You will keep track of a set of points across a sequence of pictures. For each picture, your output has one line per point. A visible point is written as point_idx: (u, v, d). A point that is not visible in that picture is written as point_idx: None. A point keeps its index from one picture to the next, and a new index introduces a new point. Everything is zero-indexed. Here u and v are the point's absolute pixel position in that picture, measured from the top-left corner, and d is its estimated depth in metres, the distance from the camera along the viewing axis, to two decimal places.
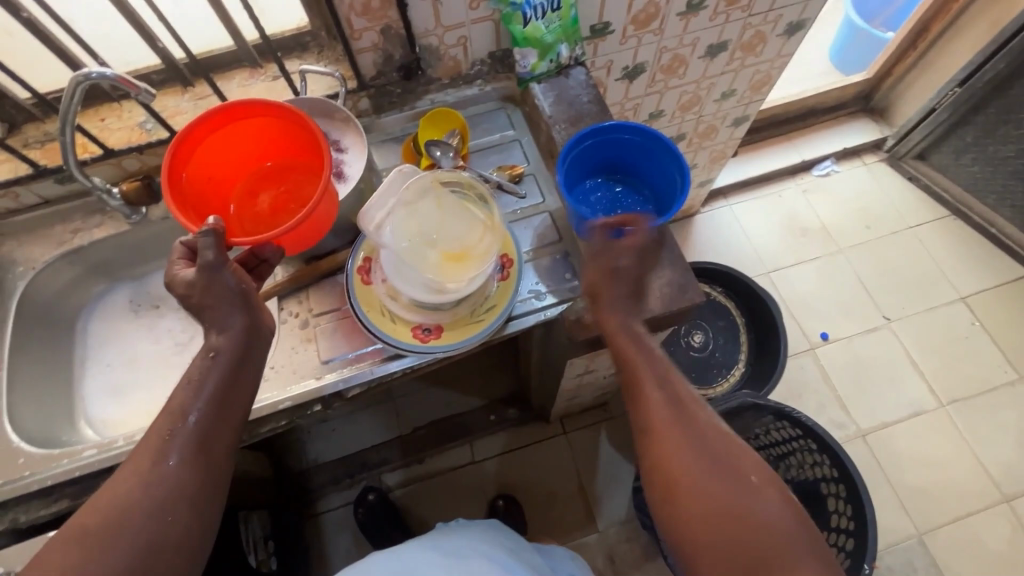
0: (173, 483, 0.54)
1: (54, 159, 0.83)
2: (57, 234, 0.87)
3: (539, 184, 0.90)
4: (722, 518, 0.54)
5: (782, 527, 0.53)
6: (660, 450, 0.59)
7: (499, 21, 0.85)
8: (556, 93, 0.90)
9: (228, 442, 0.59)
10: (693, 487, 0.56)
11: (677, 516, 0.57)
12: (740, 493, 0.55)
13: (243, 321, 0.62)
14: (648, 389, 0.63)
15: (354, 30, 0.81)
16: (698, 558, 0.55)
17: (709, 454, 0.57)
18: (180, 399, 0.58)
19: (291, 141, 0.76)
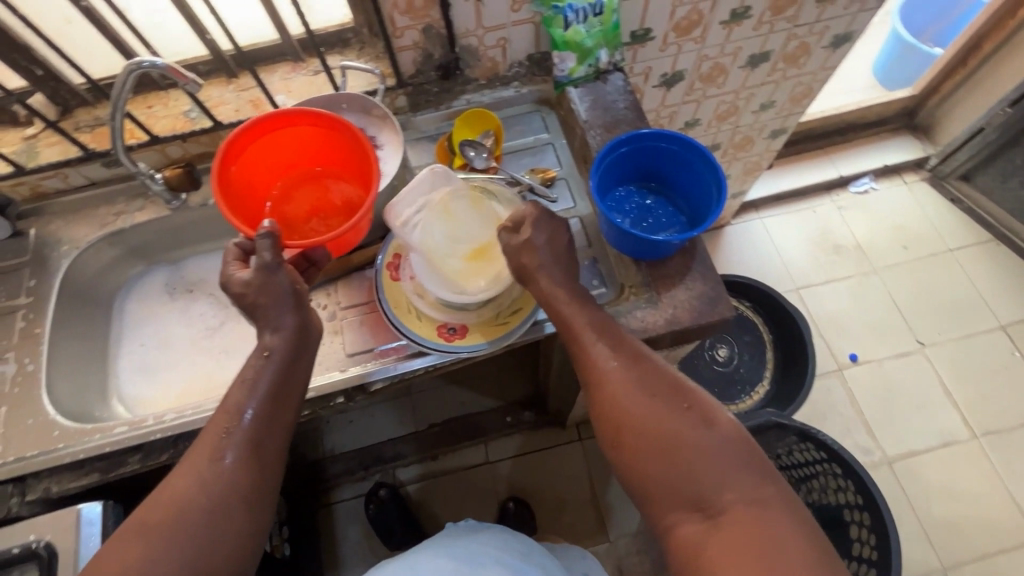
0: (229, 482, 0.56)
1: (103, 143, 0.86)
2: (100, 216, 0.90)
3: (571, 189, 0.90)
4: (665, 449, 0.58)
5: (721, 449, 0.58)
6: (603, 394, 0.63)
7: (540, 24, 0.85)
8: (593, 98, 0.90)
9: (279, 439, 0.62)
10: (639, 426, 0.60)
11: (628, 455, 0.61)
12: (679, 425, 0.59)
13: (294, 321, 0.64)
14: (588, 344, 0.66)
15: (396, 28, 0.81)
16: (645, 487, 0.59)
17: (650, 393, 0.61)
18: (236, 399, 0.60)
19: (338, 150, 0.77)
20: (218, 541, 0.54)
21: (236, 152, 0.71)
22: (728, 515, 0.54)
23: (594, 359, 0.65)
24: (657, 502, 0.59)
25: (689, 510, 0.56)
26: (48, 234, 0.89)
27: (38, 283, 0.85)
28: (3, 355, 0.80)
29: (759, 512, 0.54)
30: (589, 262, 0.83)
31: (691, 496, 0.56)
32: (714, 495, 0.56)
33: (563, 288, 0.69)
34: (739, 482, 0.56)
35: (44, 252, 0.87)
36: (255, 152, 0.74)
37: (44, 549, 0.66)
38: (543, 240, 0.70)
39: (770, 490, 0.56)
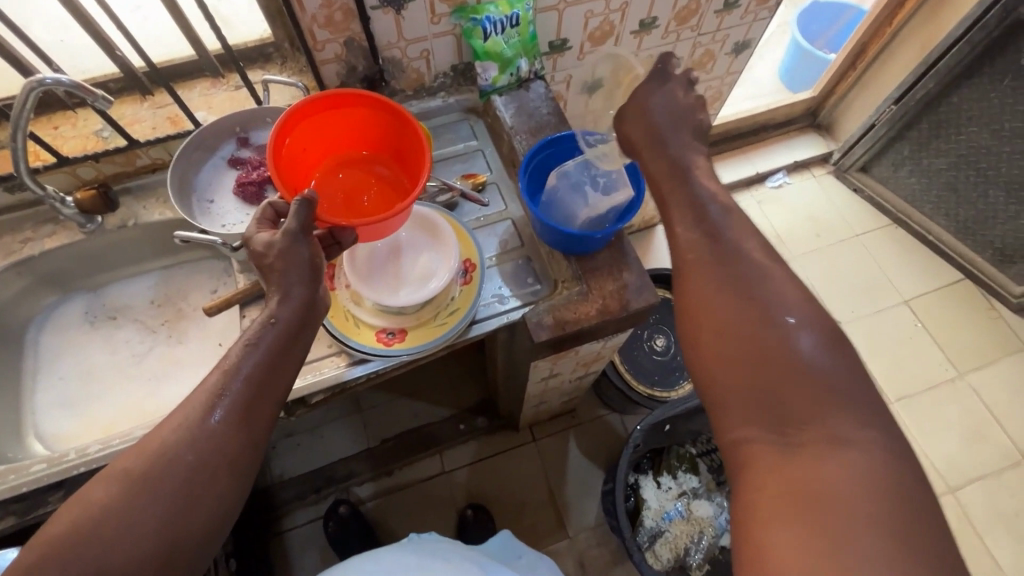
0: (219, 441, 0.53)
1: (6, 166, 0.82)
2: (5, 244, 0.85)
3: (501, 193, 0.93)
4: (759, 363, 0.52)
5: (826, 373, 0.51)
6: (696, 293, 0.59)
7: (460, 36, 0.89)
8: (517, 105, 0.95)
9: (273, 408, 0.58)
10: (731, 333, 0.55)
11: (710, 362, 0.55)
12: (775, 341, 0.53)
13: (304, 294, 0.60)
14: (699, 240, 0.61)
15: (317, 41, 0.82)
16: (721, 395, 0.54)
17: (752, 302, 0.55)
18: (235, 355, 0.56)
19: (387, 135, 0.74)
20: (192, 506, 0.51)
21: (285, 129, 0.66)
22: (815, 442, 0.48)
23: (699, 258, 0.60)
24: (725, 414, 0.53)
25: (768, 432, 0.50)
26: None
27: None
28: None
29: (854, 448, 0.47)
30: (524, 261, 0.86)
31: (771, 419, 0.50)
32: (793, 419, 0.49)
33: (680, 146, 0.68)
34: (837, 415, 0.49)
35: None
36: (303, 132, 0.70)
37: None
38: (664, 94, 0.71)
39: (876, 434, 0.48)
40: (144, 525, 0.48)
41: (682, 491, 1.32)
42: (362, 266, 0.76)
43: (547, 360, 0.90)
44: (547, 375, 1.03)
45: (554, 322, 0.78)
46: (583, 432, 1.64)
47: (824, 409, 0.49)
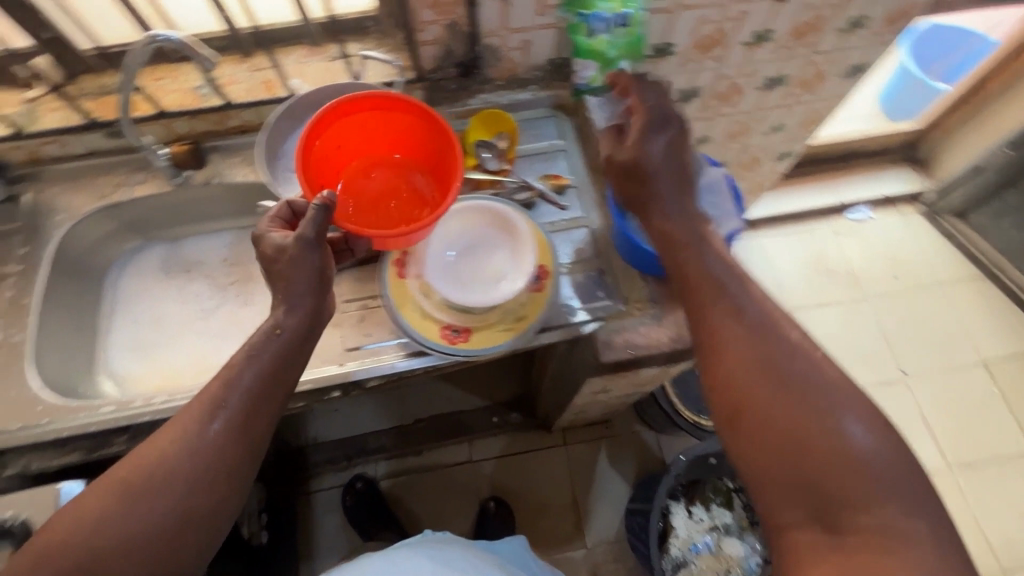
0: (213, 456, 0.56)
1: (108, 112, 0.84)
2: (99, 187, 0.88)
3: (581, 197, 0.89)
4: (801, 453, 0.53)
5: (871, 460, 0.52)
6: (727, 374, 0.58)
7: (564, 30, 0.85)
8: (610, 108, 0.91)
9: (271, 416, 0.61)
10: (772, 423, 0.55)
11: (748, 446, 0.56)
12: (814, 430, 0.53)
13: (311, 304, 0.62)
14: (731, 308, 0.60)
15: (421, 21, 0.79)
16: (762, 487, 0.55)
17: (794, 389, 0.55)
18: (237, 366, 0.59)
19: (423, 144, 0.72)
20: (188, 518, 0.55)
21: (319, 128, 0.65)
22: (864, 537, 0.50)
23: (728, 328, 0.60)
24: (770, 503, 0.55)
25: (812, 523, 0.52)
26: (44, 200, 0.86)
27: (31, 251, 0.83)
28: None
29: (901, 543, 0.49)
30: (596, 274, 0.82)
31: (819, 512, 0.52)
32: (840, 511, 0.51)
33: (680, 209, 0.67)
34: (884, 504, 0.50)
35: (39, 220, 0.85)
36: (339, 130, 0.68)
37: (20, 527, 0.65)
38: (660, 144, 0.68)
39: (921, 520, 0.50)
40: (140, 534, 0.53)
41: (714, 525, 1.27)
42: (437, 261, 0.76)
43: (604, 377, 0.87)
44: (598, 389, 1.00)
45: None
46: (616, 445, 1.60)
47: (870, 502, 0.50)
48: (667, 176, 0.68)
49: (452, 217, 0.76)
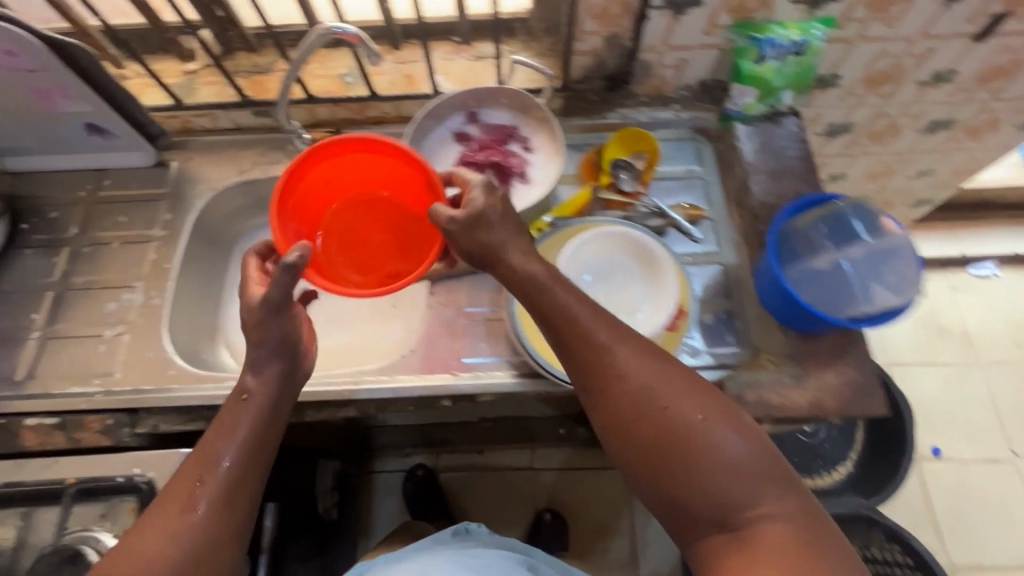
0: (201, 526, 0.54)
1: (260, 92, 0.88)
2: (239, 162, 0.91)
3: (717, 231, 0.84)
4: (690, 465, 0.50)
5: (746, 464, 0.50)
6: (608, 388, 0.54)
7: (728, 52, 0.79)
8: (761, 139, 0.84)
9: (258, 483, 0.59)
10: (652, 435, 0.51)
11: (645, 467, 0.52)
12: (691, 437, 0.50)
13: (279, 367, 0.62)
14: (577, 318, 0.56)
15: (581, 31, 0.76)
16: (657, 497, 0.52)
17: (645, 400, 0.52)
18: (211, 447, 0.58)
19: (410, 186, 0.69)
20: None
21: (312, 161, 0.67)
22: (764, 534, 0.48)
23: (579, 346, 0.55)
24: (680, 521, 0.52)
25: (713, 528, 0.50)
26: (189, 170, 0.90)
27: (174, 218, 0.87)
28: (132, 283, 0.82)
29: (789, 532, 0.48)
30: (725, 315, 0.78)
31: (722, 519, 0.50)
32: (736, 514, 0.49)
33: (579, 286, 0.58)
34: (779, 501, 0.50)
35: (183, 189, 0.89)
36: (327, 169, 0.69)
37: (146, 485, 0.68)
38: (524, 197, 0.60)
39: (788, 503, 0.50)
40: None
41: None
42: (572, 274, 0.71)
43: None
44: None
45: (756, 401, 0.69)
46: None
47: (752, 499, 0.49)
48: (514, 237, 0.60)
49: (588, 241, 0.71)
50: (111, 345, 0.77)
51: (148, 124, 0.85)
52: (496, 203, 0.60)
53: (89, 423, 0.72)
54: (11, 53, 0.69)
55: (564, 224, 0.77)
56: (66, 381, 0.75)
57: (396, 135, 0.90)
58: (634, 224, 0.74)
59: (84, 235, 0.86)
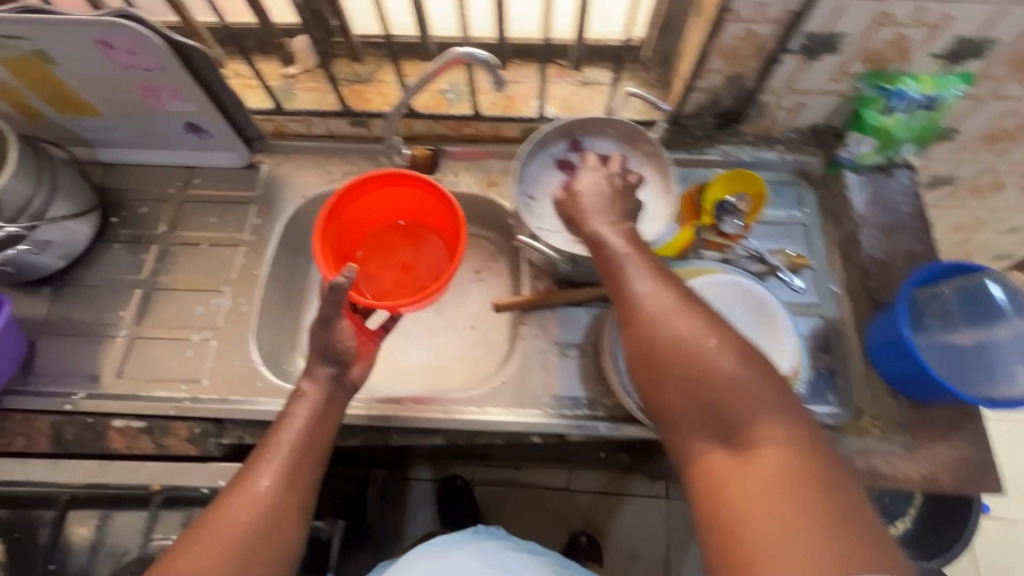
0: (269, 503, 0.56)
1: (358, 102, 0.86)
2: (329, 170, 0.89)
3: (818, 282, 0.81)
4: (692, 379, 0.49)
5: (743, 386, 0.48)
6: (625, 300, 0.55)
7: (851, 99, 0.76)
8: (872, 191, 0.81)
9: (318, 467, 0.62)
10: (663, 347, 0.51)
11: (656, 384, 0.52)
12: (692, 347, 0.50)
13: (332, 370, 0.65)
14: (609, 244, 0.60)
15: (705, 68, 0.73)
16: (661, 409, 0.51)
17: (659, 313, 0.52)
18: (277, 438, 0.60)
19: (439, 216, 0.80)
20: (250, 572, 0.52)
21: (352, 195, 0.76)
22: (764, 450, 0.45)
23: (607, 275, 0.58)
24: (681, 439, 0.50)
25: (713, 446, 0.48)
26: (278, 174, 0.89)
27: (263, 223, 0.86)
28: (221, 287, 0.81)
29: (794, 456, 0.44)
30: (825, 373, 0.75)
31: (720, 433, 0.47)
32: (735, 428, 0.47)
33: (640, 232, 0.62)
34: (780, 424, 0.46)
35: (272, 193, 0.88)
36: (365, 204, 0.79)
37: None
38: (591, 180, 0.66)
39: (790, 427, 0.46)
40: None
41: None
42: None
43: None
44: None
45: (865, 470, 0.67)
46: None
47: (753, 415, 0.47)
48: (610, 216, 0.62)
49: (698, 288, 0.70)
50: (199, 350, 0.76)
51: (246, 126, 0.83)
52: (602, 189, 0.64)
53: (177, 430, 0.71)
54: (130, 51, 0.69)
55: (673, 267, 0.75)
56: (153, 384, 0.74)
57: (490, 154, 0.88)
58: (747, 274, 0.72)
59: (172, 234, 0.85)
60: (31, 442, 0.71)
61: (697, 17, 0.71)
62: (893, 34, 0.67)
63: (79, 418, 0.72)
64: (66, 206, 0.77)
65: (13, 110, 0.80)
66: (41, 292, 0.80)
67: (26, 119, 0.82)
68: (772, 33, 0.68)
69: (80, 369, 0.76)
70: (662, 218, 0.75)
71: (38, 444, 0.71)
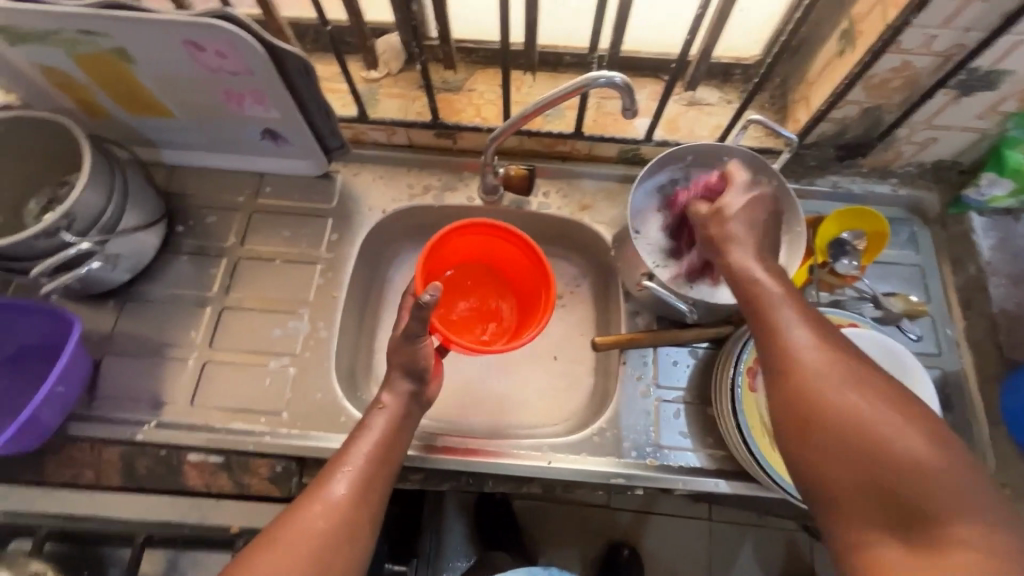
0: (343, 515, 0.53)
1: (448, 113, 0.80)
2: (409, 182, 0.83)
3: (937, 330, 0.75)
4: (861, 454, 0.43)
5: (928, 470, 0.41)
6: (778, 354, 0.49)
7: (993, 138, 0.71)
8: (999, 235, 0.76)
9: (390, 482, 0.57)
10: (828, 415, 0.45)
11: (812, 454, 0.46)
12: (869, 420, 0.44)
13: (411, 386, 0.61)
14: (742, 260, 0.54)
15: (842, 99, 0.67)
16: (819, 483, 0.45)
17: (824, 374, 0.47)
18: (350, 446, 0.57)
19: (533, 286, 0.73)
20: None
21: (462, 232, 0.71)
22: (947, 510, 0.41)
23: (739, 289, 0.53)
24: (842, 519, 0.44)
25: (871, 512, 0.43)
26: (354, 185, 0.82)
27: (340, 239, 0.80)
28: (298, 309, 0.75)
29: (987, 556, 0.39)
30: None
31: (893, 518, 0.42)
32: (914, 515, 0.41)
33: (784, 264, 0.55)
34: (970, 517, 0.40)
35: (349, 206, 0.81)
36: (468, 244, 0.74)
37: None
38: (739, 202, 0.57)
39: (981, 522, 0.40)
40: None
41: None
42: None
43: None
44: None
45: None
46: None
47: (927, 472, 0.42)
48: (753, 245, 0.55)
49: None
50: (277, 379, 0.71)
51: (327, 134, 0.75)
52: (751, 215, 0.56)
53: (257, 469, 0.67)
54: (221, 53, 0.62)
55: None
56: (228, 416, 0.69)
57: (583, 174, 0.82)
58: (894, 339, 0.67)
59: (242, 246, 0.79)
60: (102, 474, 0.66)
61: (841, 43, 0.65)
62: None
63: (151, 449, 0.67)
64: (136, 217, 0.71)
65: (77, 109, 0.74)
66: (105, 306, 0.75)
67: (90, 117, 0.76)
68: (930, 66, 0.62)
69: (148, 394, 0.70)
70: (787, 261, 0.69)
71: (109, 477, 0.66)
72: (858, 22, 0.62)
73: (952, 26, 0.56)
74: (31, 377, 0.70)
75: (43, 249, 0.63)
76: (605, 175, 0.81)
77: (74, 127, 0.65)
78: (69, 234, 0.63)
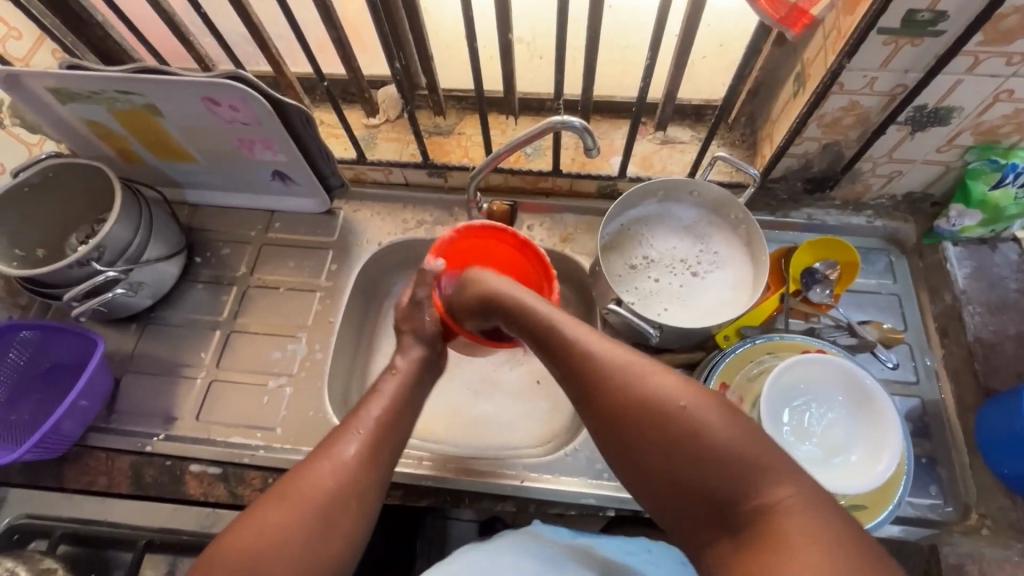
0: (353, 471, 0.56)
1: (438, 154, 0.87)
2: (404, 217, 0.90)
3: (916, 358, 0.76)
4: (677, 452, 0.46)
5: (727, 446, 0.45)
6: (588, 385, 0.52)
7: (957, 170, 0.73)
8: (975, 264, 0.77)
9: (398, 443, 0.61)
10: (633, 429, 0.49)
11: (638, 466, 0.49)
12: (668, 410, 0.47)
13: (418, 350, 0.69)
14: (573, 342, 0.54)
15: (801, 136, 0.71)
16: (655, 490, 0.48)
17: (630, 396, 0.49)
18: (368, 410, 0.61)
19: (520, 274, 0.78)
20: (329, 521, 0.53)
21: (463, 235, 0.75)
22: (783, 524, 0.42)
23: (573, 366, 0.53)
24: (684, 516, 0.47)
25: (714, 539, 0.45)
26: (354, 220, 0.90)
27: (339, 269, 0.87)
28: (296, 333, 0.82)
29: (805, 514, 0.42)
30: (926, 461, 0.71)
31: (709, 503, 0.45)
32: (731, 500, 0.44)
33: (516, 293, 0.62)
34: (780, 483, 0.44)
35: (348, 239, 0.89)
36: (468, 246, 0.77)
37: None
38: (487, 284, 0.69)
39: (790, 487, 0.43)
40: (306, 535, 0.52)
41: None
42: (787, 392, 0.64)
43: None
44: None
45: None
46: None
47: (764, 481, 0.44)
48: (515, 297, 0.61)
49: (787, 368, 0.64)
50: (274, 397, 0.77)
51: (329, 174, 0.83)
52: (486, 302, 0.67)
53: (251, 480, 0.72)
54: (234, 107, 0.71)
55: (755, 338, 0.73)
56: (229, 430, 0.76)
57: (565, 208, 0.87)
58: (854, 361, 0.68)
59: (251, 276, 0.86)
60: (113, 482, 0.72)
61: (795, 85, 0.70)
62: (1012, 108, 0.63)
63: (157, 460, 0.73)
64: (158, 249, 0.79)
65: (116, 155, 0.85)
66: (128, 329, 0.83)
67: (126, 163, 0.87)
68: (877, 104, 0.66)
69: (160, 411, 0.77)
70: (751, 287, 0.73)
71: (119, 485, 0.72)
72: (807, 66, 0.66)
73: (888, 68, 0.60)
74: (60, 393, 0.78)
75: (74, 278, 0.72)
76: (585, 209, 0.86)
77: (110, 171, 0.75)
78: (98, 264, 0.72)
